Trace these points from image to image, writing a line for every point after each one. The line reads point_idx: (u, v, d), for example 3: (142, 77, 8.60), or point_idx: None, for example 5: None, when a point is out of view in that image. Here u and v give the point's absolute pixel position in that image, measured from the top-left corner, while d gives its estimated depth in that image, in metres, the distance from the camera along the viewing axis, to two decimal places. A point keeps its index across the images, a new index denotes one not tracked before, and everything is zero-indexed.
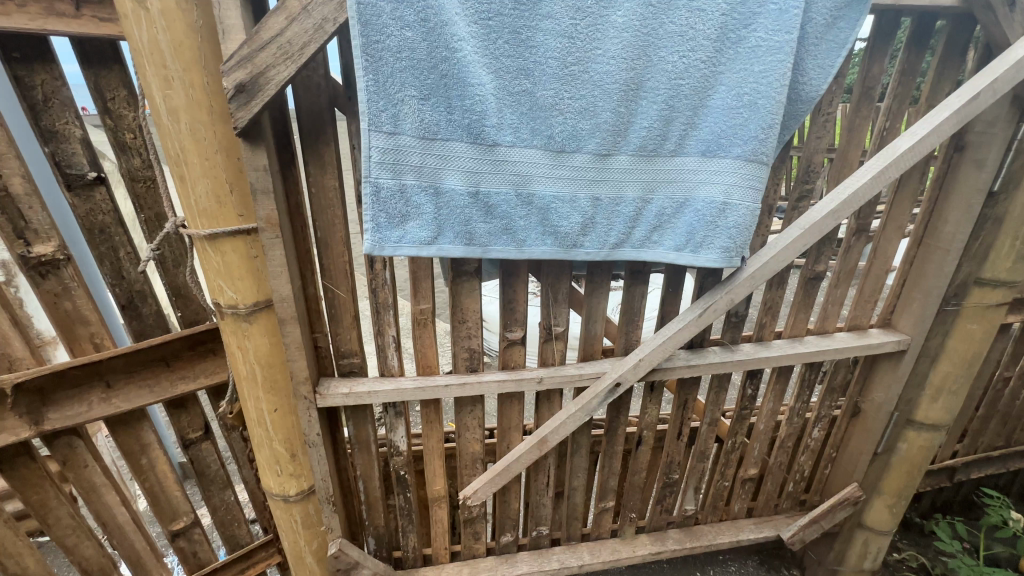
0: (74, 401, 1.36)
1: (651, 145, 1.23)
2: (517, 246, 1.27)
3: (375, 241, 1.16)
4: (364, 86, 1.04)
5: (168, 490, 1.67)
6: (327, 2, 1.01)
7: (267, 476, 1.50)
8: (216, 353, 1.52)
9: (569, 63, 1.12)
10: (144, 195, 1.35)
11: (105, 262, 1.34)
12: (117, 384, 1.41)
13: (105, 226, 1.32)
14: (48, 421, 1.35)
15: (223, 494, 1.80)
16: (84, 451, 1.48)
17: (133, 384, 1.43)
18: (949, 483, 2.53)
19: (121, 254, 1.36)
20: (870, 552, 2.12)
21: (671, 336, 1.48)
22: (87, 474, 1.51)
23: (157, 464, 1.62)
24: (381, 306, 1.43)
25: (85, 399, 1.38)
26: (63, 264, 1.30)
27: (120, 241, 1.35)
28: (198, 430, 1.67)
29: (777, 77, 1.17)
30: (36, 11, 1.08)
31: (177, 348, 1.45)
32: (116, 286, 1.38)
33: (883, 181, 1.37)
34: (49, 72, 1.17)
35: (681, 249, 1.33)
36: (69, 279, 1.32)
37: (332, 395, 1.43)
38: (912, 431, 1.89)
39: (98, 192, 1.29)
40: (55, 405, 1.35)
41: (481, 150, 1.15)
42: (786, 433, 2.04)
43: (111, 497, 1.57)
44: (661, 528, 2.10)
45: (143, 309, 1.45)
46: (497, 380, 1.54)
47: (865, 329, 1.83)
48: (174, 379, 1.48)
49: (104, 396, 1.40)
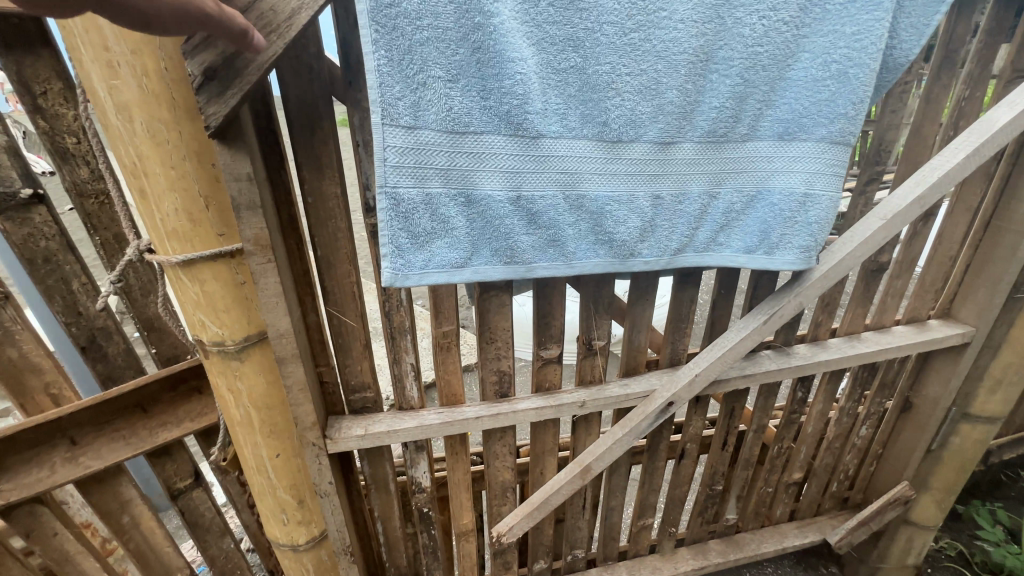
0: (32, 465, 1.13)
1: (720, 129, 1.04)
2: (566, 259, 1.07)
3: (396, 268, 0.94)
4: (376, 66, 0.79)
5: (155, 548, 1.47)
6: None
7: (272, 526, 1.30)
8: (203, 391, 1.29)
9: (628, 29, 0.91)
10: (97, 213, 1.12)
11: (55, 298, 1.10)
12: (86, 440, 1.18)
13: (50, 254, 1.08)
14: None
15: (222, 543, 1.60)
16: (52, 518, 1.26)
17: (104, 438, 1.20)
18: (982, 466, 2.44)
19: (74, 285, 1.12)
20: (914, 548, 2.01)
21: (729, 349, 1.31)
22: (57, 544, 1.30)
23: (140, 521, 1.41)
24: (397, 330, 1.22)
25: (45, 461, 1.14)
26: (2, 304, 1.08)
27: (72, 270, 1.12)
28: (188, 478, 1.45)
29: (873, 39, 1.00)
30: None
31: (154, 391, 1.23)
32: (73, 324, 1.14)
33: (978, 160, 1.18)
34: None
35: (752, 251, 1.17)
36: (10, 321, 1.10)
37: (346, 438, 1.21)
38: (967, 425, 1.75)
39: (38, 212, 1.05)
40: (10, 473, 1.11)
41: (523, 145, 0.93)
42: (834, 433, 1.89)
43: (90, 564, 1.37)
44: (701, 538, 1.98)
45: (108, 349, 1.21)
46: (533, 406, 1.34)
47: (924, 321, 1.68)
48: (155, 427, 1.25)
49: (69, 455, 1.17)
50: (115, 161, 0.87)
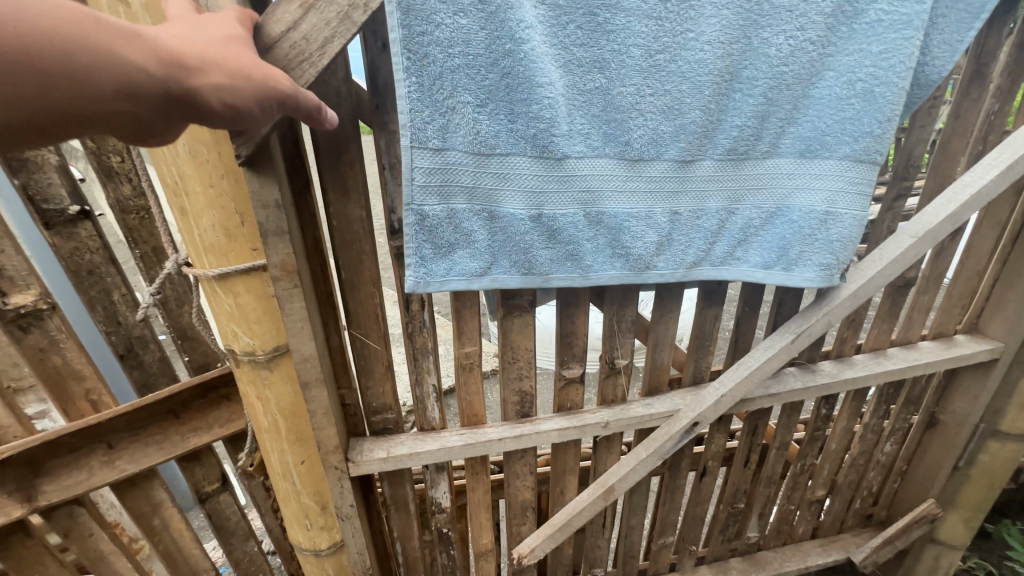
0: (71, 468, 1.13)
1: (742, 146, 0.99)
2: (583, 273, 1.02)
3: (418, 276, 0.91)
4: (406, 92, 0.78)
5: (184, 548, 1.47)
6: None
7: (296, 531, 1.30)
8: (231, 399, 1.29)
9: (654, 51, 0.88)
10: (137, 227, 1.18)
11: (97, 309, 1.18)
12: (122, 444, 1.18)
13: (94, 267, 1.16)
14: (43, 495, 1.12)
15: (246, 547, 1.59)
16: (88, 518, 1.25)
17: (140, 443, 1.20)
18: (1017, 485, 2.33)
19: (115, 296, 1.20)
20: (942, 568, 1.95)
21: (756, 368, 1.28)
22: (92, 544, 1.29)
23: (171, 524, 1.40)
24: (419, 352, 1.20)
25: (85, 464, 1.14)
26: (48, 314, 1.12)
27: (112, 280, 1.20)
28: (215, 482, 1.43)
29: (902, 58, 0.95)
30: None
31: (187, 398, 1.23)
32: (113, 333, 1.22)
33: (1012, 176, 1.16)
34: None
35: (770, 267, 1.10)
36: (55, 330, 1.14)
37: (369, 461, 1.19)
38: (997, 442, 1.69)
39: (84, 228, 1.12)
40: (49, 475, 1.11)
41: (547, 165, 0.90)
42: (858, 450, 1.86)
43: (123, 564, 1.36)
44: (722, 556, 1.95)
45: (143, 356, 1.29)
46: (556, 426, 1.33)
47: (950, 336, 1.64)
48: (185, 433, 1.25)
49: (106, 459, 1.17)
50: (156, 179, 0.87)
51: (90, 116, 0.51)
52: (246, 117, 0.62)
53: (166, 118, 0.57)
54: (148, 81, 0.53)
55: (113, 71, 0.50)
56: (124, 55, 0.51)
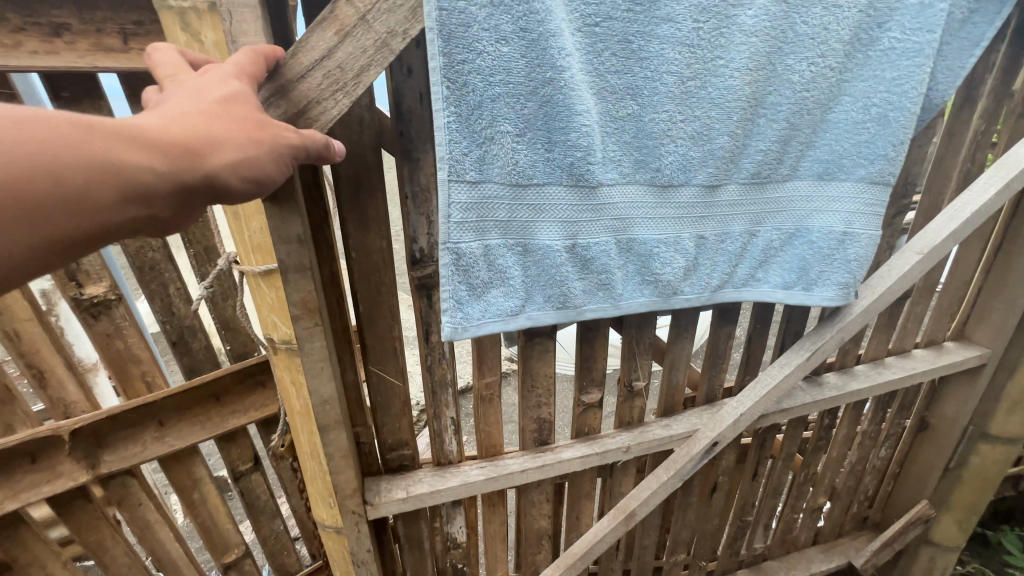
0: (128, 442, 1.18)
1: (765, 171, 0.97)
2: (614, 302, 0.99)
3: (456, 322, 0.86)
4: (444, 123, 0.73)
5: (218, 524, 1.46)
6: (394, 8, 0.67)
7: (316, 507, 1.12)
8: (267, 386, 1.29)
9: (685, 78, 0.84)
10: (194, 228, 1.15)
11: (156, 301, 1.15)
12: (171, 423, 1.21)
13: (156, 262, 1.13)
14: (104, 463, 1.17)
15: (273, 524, 1.54)
16: (139, 490, 1.29)
17: (187, 422, 1.23)
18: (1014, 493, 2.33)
19: (172, 290, 1.17)
20: (936, 568, 2.01)
21: (775, 385, 1.29)
22: (141, 514, 1.33)
23: (207, 498, 1.40)
24: (438, 385, 1.15)
25: (139, 438, 1.19)
26: (116, 303, 1.15)
27: (170, 276, 1.16)
28: (248, 462, 1.41)
29: (914, 84, 0.95)
30: (84, 46, 0.94)
31: (227, 382, 1.24)
32: (166, 323, 1.19)
33: (1007, 194, 1.21)
34: (96, 109, 1.03)
35: (790, 287, 1.10)
36: (121, 318, 1.17)
37: (388, 503, 1.13)
38: (986, 444, 1.76)
39: None
40: (110, 446, 1.17)
41: (581, 194, 0.86)
42: (856, 457, 1.90)
43: (165, 534, 1.39)
44: (729, 569, 1.96)
45: (193, 344, 1.25)
46: (578, 454, 1.29)
47: (941, 344, 1.71)
48: (226, 416, 1.27)
49: (157, 435, 1.20)
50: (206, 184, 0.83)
51: (109, 231, 0.48)
52: (267, 180, 0.57)
53: (190, 207, 0.53)
54: (157, 178, 0.49)
55: (117, 181, 0.47)
56: (123, 158, 0.47)
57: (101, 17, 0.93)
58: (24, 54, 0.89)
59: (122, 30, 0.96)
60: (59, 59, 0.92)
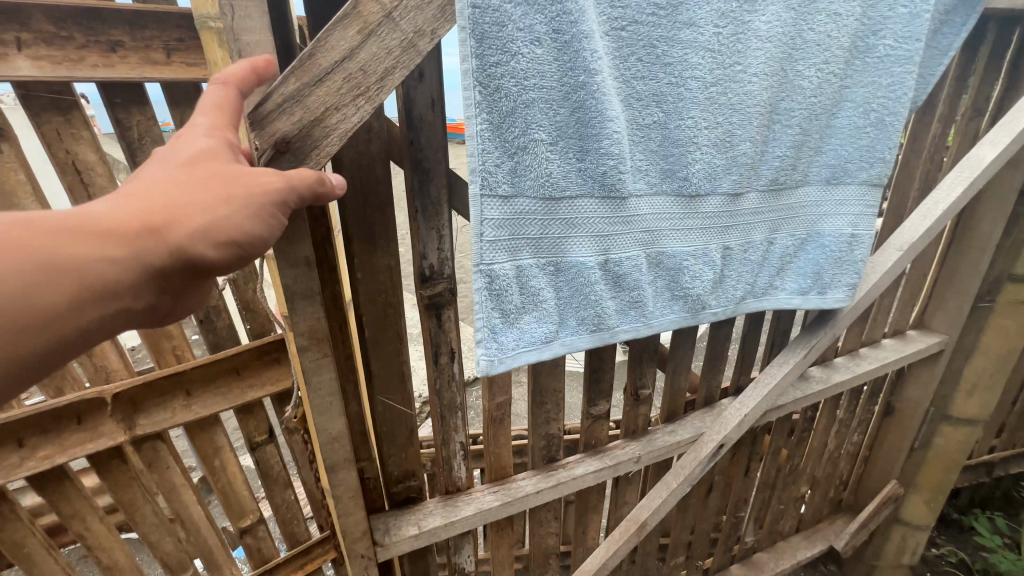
0: (159, 408, 1.22)
1: (781, 177, 0.98)
2: (645, 321, 0.97)
3: (490, 355, 0.81)
4: (477, 131, 0.67)
5: (236, 489, 1.45)
6: (421, 5, 0.61)
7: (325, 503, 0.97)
8: (284, 362, 1.32)
9: (708, 84, 0.83)
10: None
11: None
12: (197, 393, 1.25)
13: None
14: (140, 427, 1.21)
15: (286, 493, 1.51)
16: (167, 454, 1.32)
17: (211, 392, 1.26)
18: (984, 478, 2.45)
19: None
20: (908, 547, 2.12)
21: (776, 384, 1.32)
22: (168, 476, 1.35)
23: (228, 464, 1.42)
24: (447, 409, 1.08)
25: (169, 404, 1.23)
26: None
27: None
28: (264, 433, 1.42)
29: (905, 90, 0.99)
30: (135, 61, 1.09)
31: (245, 358, 1.27)
32: None
33: (971, 192, 1.29)
34: (144, 114, 1.14)
35: (806, 292, 1.14)
36: None
37: (399, 542, 1.05)
38: (948, 426, 1.88)
39: None
40: (144, 411, 1.21)
41: (613, 207, 0.83)
42: (834, 445, 1.99)
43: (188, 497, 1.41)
44: (723, 565, 1.99)
45: (218, 323, 1.29)
46: (591, 469, 1.26)
47: (905, 333, 1.83)
48: (244, 389, 1.30)
49: (184, 403, 1.24)
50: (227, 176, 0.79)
51: (90, 335, 0.46)
52: (249, 241, 0.51)
53: (171, 290, 0.50)
54: (121, 270, 0.45)
55: (77, 283, 0.43)
56: (83, 257, 0.44)
57: (150, 36, 1.11)
58: (85, 67, 1.05)
59: (166, 46, 1.12)
60: (115, 70, 1.08)
